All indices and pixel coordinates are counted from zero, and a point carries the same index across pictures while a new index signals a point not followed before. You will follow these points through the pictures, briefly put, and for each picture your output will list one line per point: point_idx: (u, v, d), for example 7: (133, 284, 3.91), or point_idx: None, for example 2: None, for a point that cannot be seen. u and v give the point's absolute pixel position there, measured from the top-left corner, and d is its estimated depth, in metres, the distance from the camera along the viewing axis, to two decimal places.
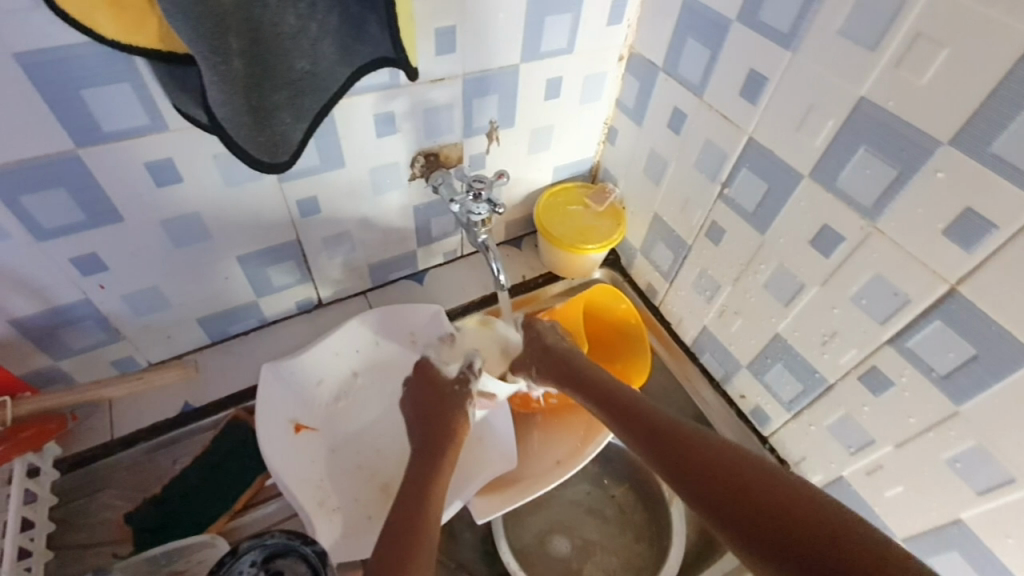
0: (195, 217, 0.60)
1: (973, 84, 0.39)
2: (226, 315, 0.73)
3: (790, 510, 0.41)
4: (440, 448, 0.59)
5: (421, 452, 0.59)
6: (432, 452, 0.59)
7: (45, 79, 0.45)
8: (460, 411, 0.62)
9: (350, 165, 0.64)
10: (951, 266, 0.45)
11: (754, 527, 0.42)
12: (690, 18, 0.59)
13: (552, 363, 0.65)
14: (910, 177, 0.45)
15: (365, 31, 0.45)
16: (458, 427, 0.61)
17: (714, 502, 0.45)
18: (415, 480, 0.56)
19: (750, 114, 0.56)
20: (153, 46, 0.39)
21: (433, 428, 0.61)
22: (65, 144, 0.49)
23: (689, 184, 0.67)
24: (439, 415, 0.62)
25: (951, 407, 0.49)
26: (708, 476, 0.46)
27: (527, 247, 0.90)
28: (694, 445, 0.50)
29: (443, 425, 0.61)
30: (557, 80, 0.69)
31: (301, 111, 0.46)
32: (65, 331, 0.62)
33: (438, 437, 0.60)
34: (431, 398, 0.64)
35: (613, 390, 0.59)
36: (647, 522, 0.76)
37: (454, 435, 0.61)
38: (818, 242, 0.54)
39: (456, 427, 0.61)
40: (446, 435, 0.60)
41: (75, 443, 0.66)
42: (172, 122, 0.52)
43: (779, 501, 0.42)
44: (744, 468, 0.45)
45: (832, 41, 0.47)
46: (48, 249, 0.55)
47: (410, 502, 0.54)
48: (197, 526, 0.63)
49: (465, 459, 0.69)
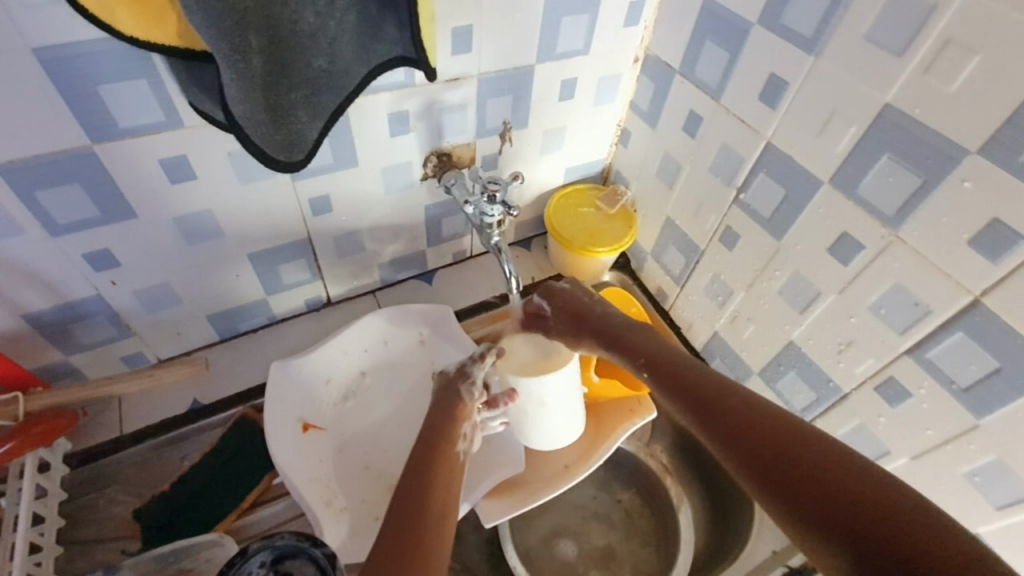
0: (207, 213, 0.60)
1: (1005, 93, 0.38)
2: (236, 312, 0.73)
3: (847, 487, 0.33)
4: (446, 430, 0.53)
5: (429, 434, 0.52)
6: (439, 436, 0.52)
7: (62, 75, 0.45)
8: (460, 398, 0.57)
9: (363, 164, 0.64)
10: (975, 277, 0.44)
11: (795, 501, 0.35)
12: (709, 20, 0.58)
13: (575, 327, 0.57)
14: (933, 187, 0.44)
15: (382, 30, 0.45)
16: (464, 414, 0.56)
17: (756, 474, 0.37)
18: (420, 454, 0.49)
19: (769, 118, 0.56)
20: (171, 43, 0.39)
21: (438, 415, 0.55)
22: (81, 140, 0.49)
23: (704, 187, 0.67)
24: (441, 405, 0.56)
25: (972, 420, 0.48)
26: (742, 440, 0.39)
27: (536, 249, 0.89)
28: (745, 410, 0.40)
29: (447, 413, 0.55)
30: (572, 81, 0.68)
31: (317, 110, 0.46)
32: (77, 326, 0.62)
33: (443, 424, 0.53)
34: (438, 391, 0.59)
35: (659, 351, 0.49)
36: (654, 527, 0.75)
37: (461, 421, 0.55)
38: (837, 249, 0.54)
39: (461, 412, 0.56)
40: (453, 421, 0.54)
41: (85, 438, 0.67)
42: (188, 120, 0.51)
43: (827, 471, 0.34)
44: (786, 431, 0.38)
45: (857, 45, 0.46)
46: (62, 244, 0.54)
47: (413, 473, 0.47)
48: (205, 524, 0.63)
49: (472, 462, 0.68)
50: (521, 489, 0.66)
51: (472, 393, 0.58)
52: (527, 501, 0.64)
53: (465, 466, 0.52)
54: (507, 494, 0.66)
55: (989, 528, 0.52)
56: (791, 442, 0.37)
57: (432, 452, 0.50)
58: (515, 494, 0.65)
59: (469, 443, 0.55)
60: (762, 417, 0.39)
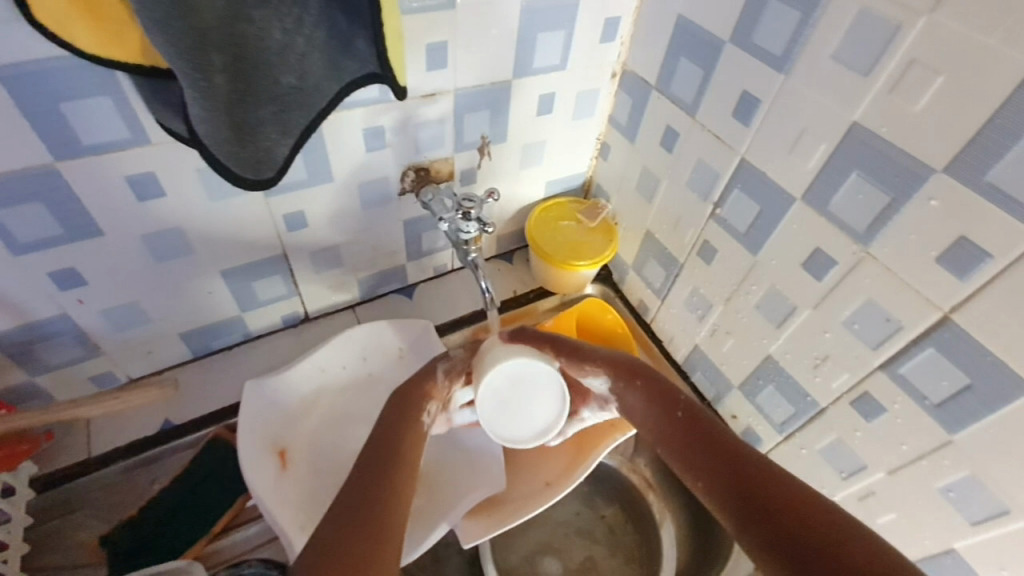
0: (178, 231, 0.59)
1: (967, 113, 0.39)
2: (209, 330, 0.71)
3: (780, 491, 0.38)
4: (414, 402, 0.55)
5: (398, 407, 0.55)
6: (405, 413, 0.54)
7: (22, 93, 0.43)
8: (435, 375, 0.59)
9: (338, 180, 0.63)
10: (943, 294, 0.44)
11: (763, 529, 0.36)
12: (682, 37, 0.59)
13: (585, 354, 0.58)
14: (902, 205, 0.45)
15: (353, 47, 0.44)
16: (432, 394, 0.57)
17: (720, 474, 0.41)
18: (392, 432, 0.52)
19: (742, 135, 0.56)
20: (131, 60, 0.38)
21: (410, 387, 0.57)
22: (43, 158, 0.48)
23: (680, 202, 0.67)
24: (418, 375, 0.59)
25: (945, 435, 0.49)
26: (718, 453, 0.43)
27: (518, 262, 0.89)
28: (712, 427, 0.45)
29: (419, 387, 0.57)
30: (549, 96, 0.68)
31: (287, 127, 0.45)
32: (42, 347, 0.60)
33: (405, 412, 0.55)
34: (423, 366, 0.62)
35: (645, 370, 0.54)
36: (637, 543, 0.74)
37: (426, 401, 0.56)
38: (810, 266, 0.54)
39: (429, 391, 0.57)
40: (419, 405, 0.56)
41: (51, 461, 0.64)
42: (154, 136, 0.50)
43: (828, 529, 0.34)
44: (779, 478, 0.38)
45: (825, 65, 0.46)
46: (25, 263, 0.53)
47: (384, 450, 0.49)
48: (175, 550, 0.62)
49: (451, 481, 0.68)
50: (501, 509, 0.65)
51: (450, 375, 0.60)
52: (506, 523, 0.63)
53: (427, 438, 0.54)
54: (487, 514, 0.65)
55: (966, 543, 0.52)
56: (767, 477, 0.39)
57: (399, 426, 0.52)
58: (495, 513, 0.64)
59: (432, 420, 0.57)
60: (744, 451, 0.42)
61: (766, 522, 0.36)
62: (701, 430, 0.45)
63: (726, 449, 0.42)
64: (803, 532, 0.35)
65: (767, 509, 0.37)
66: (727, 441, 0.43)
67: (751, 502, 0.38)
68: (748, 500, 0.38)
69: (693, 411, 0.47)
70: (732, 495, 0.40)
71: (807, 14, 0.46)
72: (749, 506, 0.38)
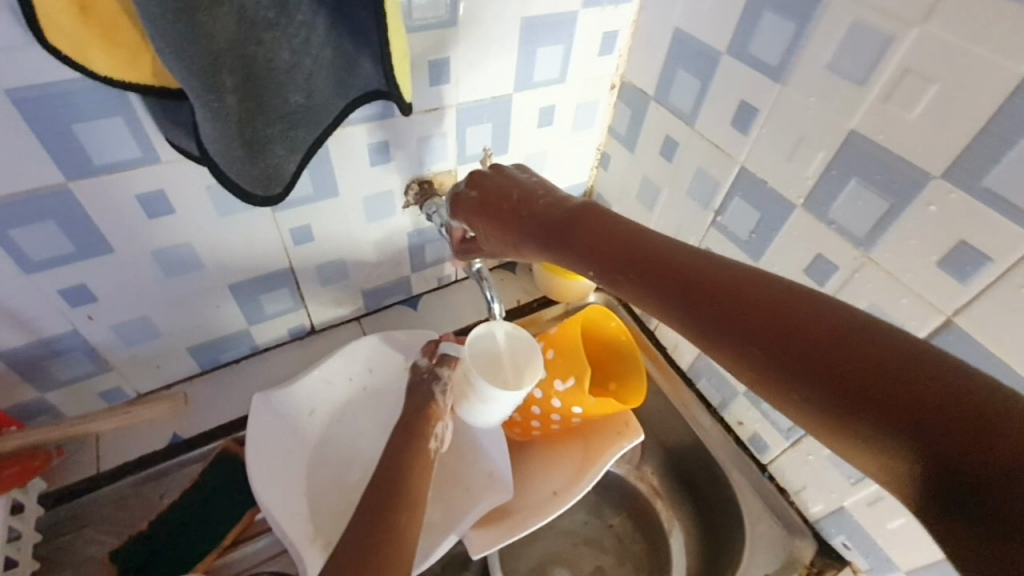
0: (187, 246, 0.60)
1: (961, 120, 0.40)
2: (216, 344, 0.72)
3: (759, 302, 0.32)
4: (417, 428, 0.55)
5: (404, 433, 0.54)
6: (411, 438, 0.54)
7: (36, 115, 0.45)
8: (433, 398, 0.58)
9: (344, 193, 0.64)
10: (946, 297, 0.45)
11: (733, 344, 0.32)
12: (679, 49, 0.60)
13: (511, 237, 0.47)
14: (901, 211, 0.45)
15: (357, 66, 0.46)
16: (435, 414, 0.57)
17: (685, 302, 0.34)
18: (396, 459, 0.51)
19: (741, 143, 0.57)
20: (146, 82, 0.40)
21: (413, 413, 0.57)
22: (56, 179, 0.49)
23: (682, 211, 0.68)
24: (414, 405, 0.58)
25: None
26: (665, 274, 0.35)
27: (522, 272, 0.90)
28: (644, 246, 0.37)
29: (421, 412, 0.57)
30: (551, 108, 0.69)
31: (295, 143, 0.46)
32: (52, 363, 0.61)
33: (407, 443, 0.53)
34: (409, 388, 0.60)
35: (556, 215, 0.43)
36: (646, 552, 0.74)
37: (434, 421, 0.56)
38: (813, 271, 0.55)
39: (433, 411, 0.57)
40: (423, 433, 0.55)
41: (61, 477, 0.65)
42: (165, 155, 0.52)
43: (793, 317, 0.30)
44: (805, 304, 0.31)
45: (821, 74, 0.47)
46: (37, 281, 0.54)
47: (391, 478, 0.49)
48: (184, 564, 0.62)
49: (471, 481, 0.68)
50: (511, 518, 0.64)
51: (445, 392, 0.59)
52: (515, 531, 0.62)
53: (437, 462, 0.54)
54: (497, 523, 0.64)
55: None
56: (719, 287, 0.33)
57: (408, 455, 0.52)
58: (503, 523, 0.64)
59: (441, 441, 0.57)
60: (693, 263, 0.35)
61: (722, 329, 0.32)
62: (635, 265, 0.37)
63: (678, 267, 0.35)
64: (764, 331, 0.31)
65: (757, 323, 0.31)
66: (708, 269, 0.34)
67: (722, 324, 0.32)
68: (728, 316, 0.32)
69: (625, 245, 0.38)
70: (696, 323, 0.33)
71: (801, 25, 0.47)
72: (720, 323, 0.32)
